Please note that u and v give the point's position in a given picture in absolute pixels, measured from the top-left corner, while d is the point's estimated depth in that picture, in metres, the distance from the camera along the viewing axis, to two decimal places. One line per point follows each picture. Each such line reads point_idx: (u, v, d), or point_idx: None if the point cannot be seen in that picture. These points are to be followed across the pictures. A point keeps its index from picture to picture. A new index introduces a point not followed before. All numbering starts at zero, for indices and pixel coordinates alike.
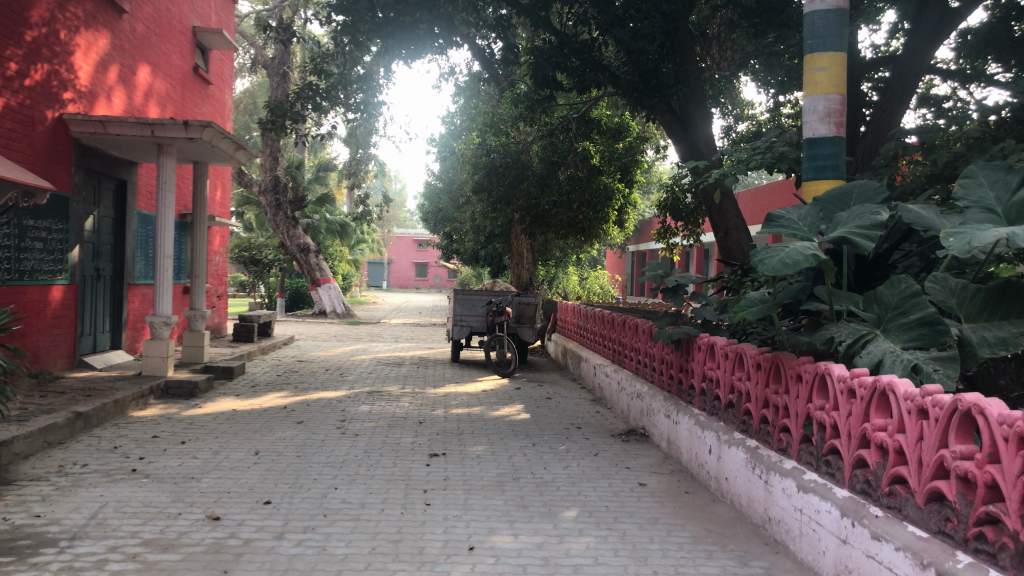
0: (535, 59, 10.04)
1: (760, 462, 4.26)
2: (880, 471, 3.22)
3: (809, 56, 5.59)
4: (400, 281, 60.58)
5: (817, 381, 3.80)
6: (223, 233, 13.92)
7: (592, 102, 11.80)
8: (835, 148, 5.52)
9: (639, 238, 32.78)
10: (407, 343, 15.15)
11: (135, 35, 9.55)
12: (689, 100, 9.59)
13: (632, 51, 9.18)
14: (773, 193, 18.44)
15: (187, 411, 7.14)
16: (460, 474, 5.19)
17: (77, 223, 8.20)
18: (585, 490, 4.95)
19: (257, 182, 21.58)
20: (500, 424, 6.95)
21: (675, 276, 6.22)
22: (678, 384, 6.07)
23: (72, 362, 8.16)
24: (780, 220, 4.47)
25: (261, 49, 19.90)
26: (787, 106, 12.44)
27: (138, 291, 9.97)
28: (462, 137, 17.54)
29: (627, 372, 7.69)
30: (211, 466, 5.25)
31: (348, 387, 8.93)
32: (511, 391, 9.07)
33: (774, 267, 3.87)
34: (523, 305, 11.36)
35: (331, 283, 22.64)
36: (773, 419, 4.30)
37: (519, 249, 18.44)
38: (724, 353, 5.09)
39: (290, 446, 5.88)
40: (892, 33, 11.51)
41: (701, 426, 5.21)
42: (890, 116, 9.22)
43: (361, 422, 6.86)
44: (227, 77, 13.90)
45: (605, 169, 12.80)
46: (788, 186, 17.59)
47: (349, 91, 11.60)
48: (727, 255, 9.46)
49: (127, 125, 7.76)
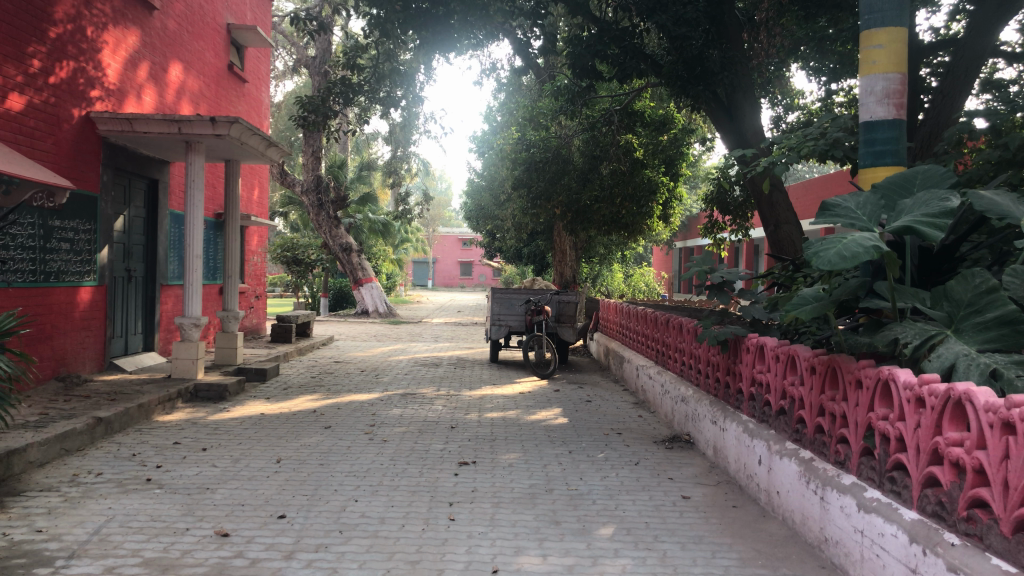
0: (573, 49, 9.66)
1: (815, 475, 3.86)
2: (956, 491, 2.82)
3: (867, 33, 5.15)
4: (445, 280, 60.62)
5: (880, 387, 3.40)
6: (261, 233, 13.80)
7: (634, 93, 11.32)
8: (894, 131, 5.06)
9: (687, 234, 32.29)
10: (446, 342, 14.87)
11: (167, 33, 9.41)
12: (735, 89, 9.11)
13: (676, 37, 8.80)
14: (827, 186, 17.86)
15: (215, 415, 6.94)
16: (490, 485, 4.86)
17: (106, 223, 8.05)
18: (623, 503, 4.59)
19: (299, 182, 21.48)
20: (536, 429, 6.60)
21: (721, 271, 5.76)
22: (725, 388, 5.66)
23: (102, 364, 8.04)
24: (835, 209, 4.02)
25: (303, 48, 19.83)
26: (840, 94, 11.93)
27: (171, 292, 9.83)
28: (503, 132, 17.26)
29: (671, 374, 7.29)
30: (229, 475, 5.00)
31: (381, 389, 8.66)
32: (550, 393, 8.72)
33: (829, 260, 3.44)
34: (562, 304, 10.94)
35: (373, 282, 22.54)
36: (830, 428, 3.89)
37: (561, 247, 18.07)
38: (774, 356, 4.69)
39: (314, 453, 5.61)
40: (953, 15, 10.92)
41: (750, 434, 4.82)
42: (951, 102, 8.70)
43: (391, 427, 6.58)
44: (264, 75, 13.80)
45: (649, 163, 12.33)
46: (843, 176, 17.00)
47: (382, 86, 11.23)
48: (777, 250, 9.01)
49: (154, 122, 7.58)
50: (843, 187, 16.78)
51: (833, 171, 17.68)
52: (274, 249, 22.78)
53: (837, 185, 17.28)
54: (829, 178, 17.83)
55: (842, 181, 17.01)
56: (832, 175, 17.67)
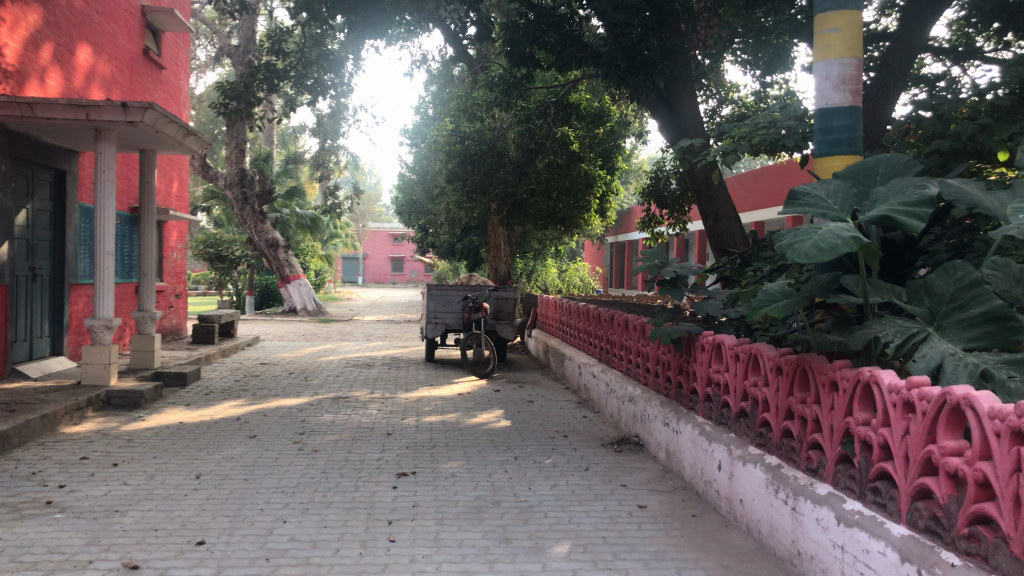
0: (510, 35, 9.31)
1: (784, 484, 3.60)
2: (953, 506, 2.55)
3: (821, 16, 4.91)
4: (375, 276, 59.75)
5: (859, 390, 3.14)
6: (181, 228, 13.05)
7: (570, 84, 10.94)
8: (850, 119, 4.86)
9: (620, 230, 32.33)
10: (379, 341, 14.38)
11: (73, 12, 8.74)
12: (675, 79, 8.90)
13: (616, 24, 8.56)
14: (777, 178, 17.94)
15: (128, 425, 6.38)
16: (432, 499, 4.48)
17: (6, 217, 7.38)
18: (577, 516, 4.27)
19: (222, 175, 20.62)
20: (477, 434, 6.24)
21: (674, 267, 5.39)
22: (677, 388, 5.40)
23: (2, 371, 7.38)
24: (803, 198, 3.73)
25: (225, 37, 19.02)
26: (774, 88, 11.88)
27: (81, 291, 9.15)
28: (434, 124, 16.88)
29: (616, 372, 7.01)
30: (142, 495, 4.50)
31: (311, 393, 8.16)
32: (489, 393, 8.36)
33: (806, 253, 3.16)
34: (501, 300, 10.67)
35: (301, 279, 21.81)
36: (800, 433, 3.64)
37: (496, 242, 17.73)
38: (733, 355, 4.43)
39: (237, 467, 5.13)
40: (883, 10, 10.92)
41: (708, 438, 4.55)
42: (886, 96, 8.59)
43: (322, 435, 6.12)
44: (183, 63, 13.10)
45: (585, 155, 12.06)
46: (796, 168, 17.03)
47: (309, 72, 10.68)
48: (716, 243, 8.80)
49: (58, 107, 6.97)
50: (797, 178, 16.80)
51: (784, 163, 17.71)
52: (195, 246, 21.80)
53: (790, 175, 17.30)
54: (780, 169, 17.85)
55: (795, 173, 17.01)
56: (783, 166, 17.70)
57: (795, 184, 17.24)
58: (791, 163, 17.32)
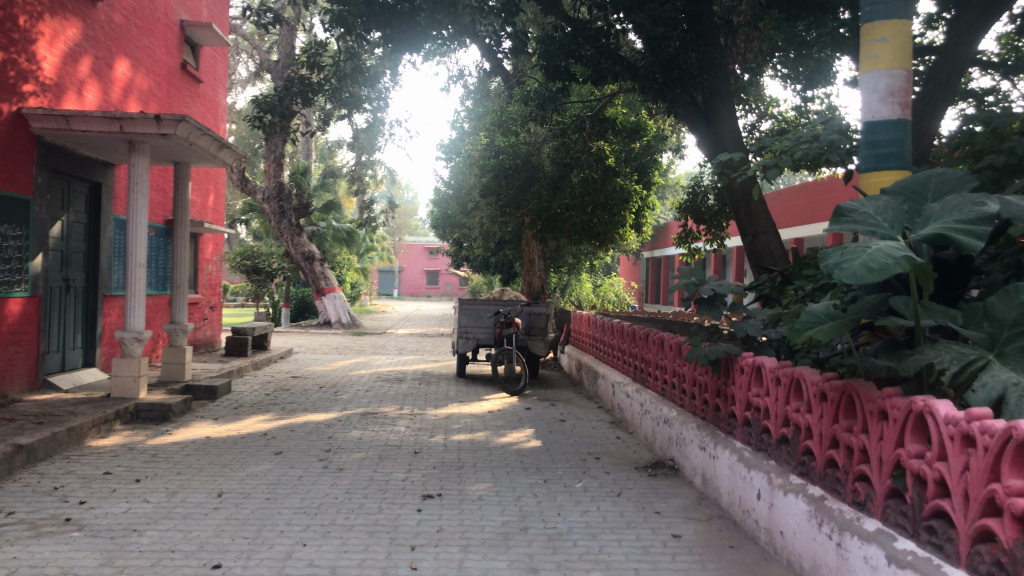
0: (545, 48, 9.17)
1: (829, 517, 3.39)
2: (1019, 551, 2.34)
3: (868, 26, 4.73)
4: (411, 290, 59.94)
5: (912, 421, 2.93)
6: (217, 240, 13.09)
7: (607, 98, 10.82)
8: (899, 132, 4.63)
9: (656, 245, 32.04)
10: (411, 355, 14.28)
11: (112, 26, 8.79)
12: (713, 93, 8.71)
13: (654, 37, 8.39)
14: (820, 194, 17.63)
15: (154, 440, 6.32)
16: (458, 524, 4.33)
17: (41, 229, 7.40)
18: (607, 545, 4.08)
19: (260, 189, 20.75)
20: (507, 454, 6.07)
21: (711, 285, 5.18)
22: (715, 411, 5.19)
23: (35, 383, 7.38)
24: (851, 214, 3.53)
25: (264, 52, 19.18)
26: (815, 103, 11.63)
27: (114, 303, 9.16)
28: (470, 138, 16.82)
29: (651, 392, 6.81)
30: (162, 514, 4.40)
31: (340, 408, 8.06)
32: (520, 411, 8.20)
33: (854, 273, 2.96)
34: (533, 316, 10.53)
35: (336, 292, 21.84)
36: (846, 464, 3.43)
37: (529, 256, 17.61)
38: (773, 378, 4.23)
39: (261, 485, 5.02)
40: (930, 23, 10.63)
41: (747, 464, 4.34)
42: (933, 112, 8.31)
43: (349, 453, 6.00)
44: (220, 76, 13.17)
45: (621, 170, 11.86)
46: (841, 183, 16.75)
47: (344, 85, 10.65)
48: (755, 260, 8.57)
49: (93, 119, 6.97)
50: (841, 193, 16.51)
51: (829, 178, 17.44)
52: (233, 258, 21.94)
53: (834, 191, 17.03)
54: (823, 184, 17.58)
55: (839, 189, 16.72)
56: (826, 181, 17.43)
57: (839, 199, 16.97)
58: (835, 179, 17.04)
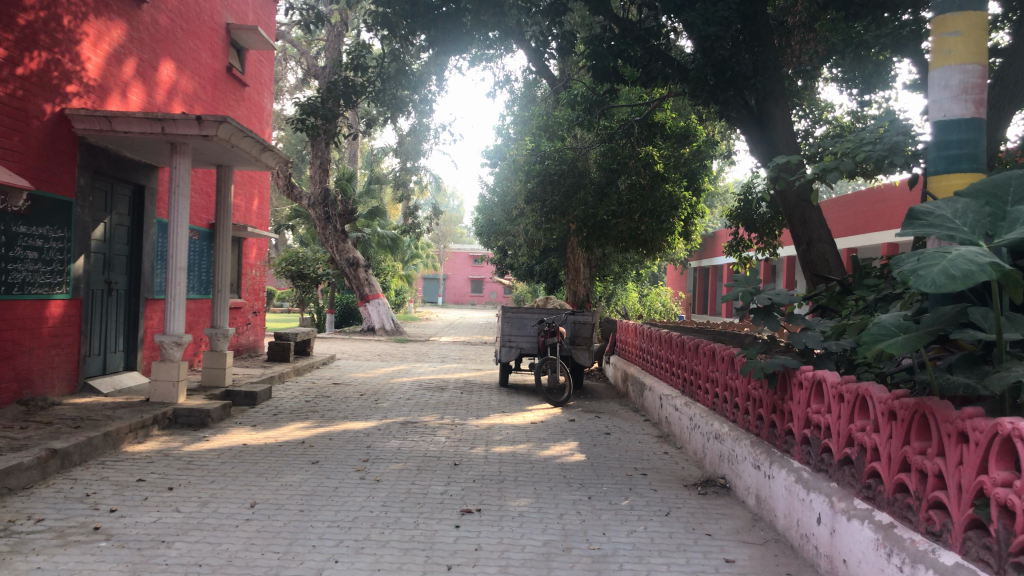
0: (593, 50, 8.93)
1: (898, 547, 3.10)
2: None
3: (940, 18, 4.44)
4: (455, 297, 60.00)
5: (996, 443, 2.64)
6: (261, 245, 13.06)
7: (655, 102, 10.61)
8: (972, 132, 4.32)
9: (704, 255, 31.57)
10: (453, 363, 14.11)
11: (157, 28, 8.79)
12: (769, 96, 8.44)
13: (705, 37, 8.11)
14: (879, 202, 17.20)
15: (191, 446, 6.22)
16: (497, 542, 4.11)
17: (83, 231, 7.37)
18: (655, 569, 3.83)
19: (306, 195, 20.80)
20: (549, 468, 5.84)
21: (768, 293, 4.89)
22: (770, 428, 4.91)
23: (75, 386, 7.35)
24: (927, 217, 3.24)
25: (311, 58, 19.24)
26: (872, 108, 11.24)
27: (156, 307, 9.13)
28: (515, 144, 16.65)
29: (701, 406, 6.53)
30: (192, 524, 4.26)
31: (380, 417, 7.91)
32: (563, 423, 7.96)
33: (933, 280, 2.69)
34: (578, 325, 10.29)
35: (380, 299, 21.80)
36: (918, 489, 3.14)
37: (575, 265, 17.38)
38: (836, 394, 3.94)
39: (295, 496, 4.87)
40: (996, 24, 10.18)
41: (805, 486, 4.06)
42: (1001, 116, 7.91)
43: (386, 463, 5.83)
44: (266, 80, 13.20)
45: (670, 176, 11.56)
46: (900, 190, 16.40)
47: (388, 87, 10.54)
48: (810, 270, 8.24)
49: (135, 120, 6.92)
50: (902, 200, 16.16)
51: (885, 185, 17.13)
52: (279, 264, 22.01)
53: (892, 199, 16.68)
54: (878, 193, 17.25)
55: (899, 196, 16.37)
56: (883, 189, 17.10)
57: (897, 207, 16.53)
58: (893, 186, 16.71)
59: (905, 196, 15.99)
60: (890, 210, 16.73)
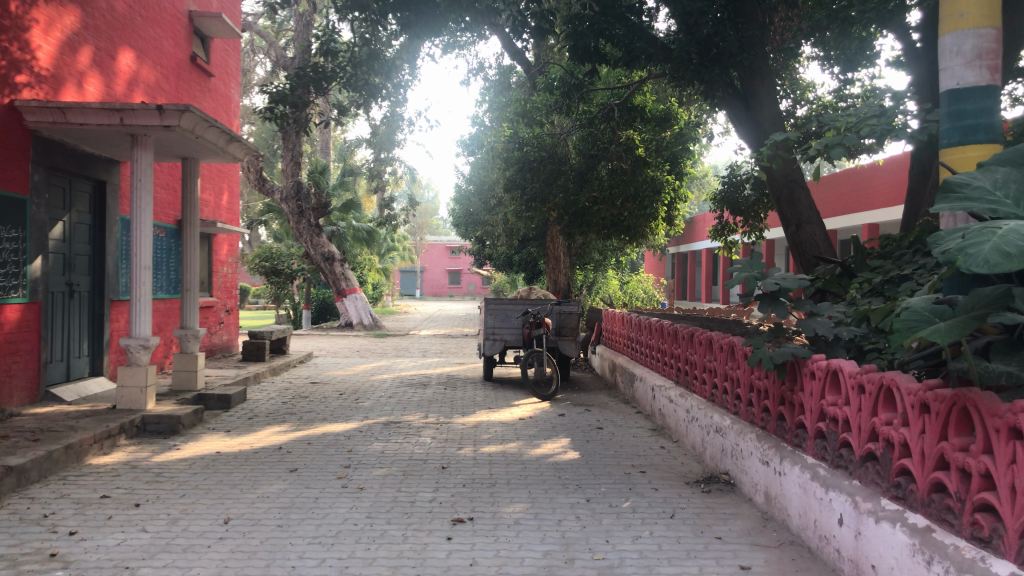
0: (572, 28, 8.54)
1: (940, 554, 2.81)
2: None
3: None
4: (433, 289, 59.51)
5: None
6: (232, 241, 12.62)
7: (634, 85, 10.25)
8: (988, 100, 3.96)
9: (686, 240, 31.40)
10: (434, 358, 13.76)
11: (114, 15, 8.34)
12: (753, 73, 8.12)
13: (689, 13, 7.79)
14: (862, 181, 17.06)
15: (159, 456, 5.84)
16: (493, 555, 3.79)
17: (39, 231, 6.94)
18: None
19: (278, 189, 20.26)
20: (543, 469, 5.53)
21: (776, 276, 4.56)
22: (778, 421, 4.62)
23: (36, 395, 6.94)
24: (963, 189, 2.93)
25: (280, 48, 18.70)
26: (856, 86, 11.01)
27: (121, 309, 8.69)
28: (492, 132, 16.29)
29: (698, 397, 6.24)
30: (159, 546, 3.89)
31: (361, 417, 7.56)
32: (553, 418, 7.65)
33: (986, 259, 2.40)
34: (563, 315, 10.00)
35: (358, 293, 21.36)
36: (960, 489, 2.85)
37: (555, 253, 17.05)
38: (855, 385, 3.65)
39: (273, 509, 4.52)
40: None
41: (824, 484, 3.77)
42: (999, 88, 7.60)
43: (369, 468, 5.48)
44: (233, 71, 12.72)
45: (652, 161, 11.16)
46: (884, 170, 16.27)
47: (359, 75, 10.14)
48: (798, 252, 7.98)
49: (91, 111, 6.49)
50: (889, 179, 15.99)
51: (865, 166, 17.04)
52: (252, 260, 21.48)
53: (876, 178, 16.54)
54: (860, 173, 17.13)
55: (884, 176, 16.24)
56: (866, 170, 16.94)
57: (881, 186, 16.37)
58: (877, 166, 16.57)
59: (892, 174, 15.82)
60: (873, 190, 16.59)
